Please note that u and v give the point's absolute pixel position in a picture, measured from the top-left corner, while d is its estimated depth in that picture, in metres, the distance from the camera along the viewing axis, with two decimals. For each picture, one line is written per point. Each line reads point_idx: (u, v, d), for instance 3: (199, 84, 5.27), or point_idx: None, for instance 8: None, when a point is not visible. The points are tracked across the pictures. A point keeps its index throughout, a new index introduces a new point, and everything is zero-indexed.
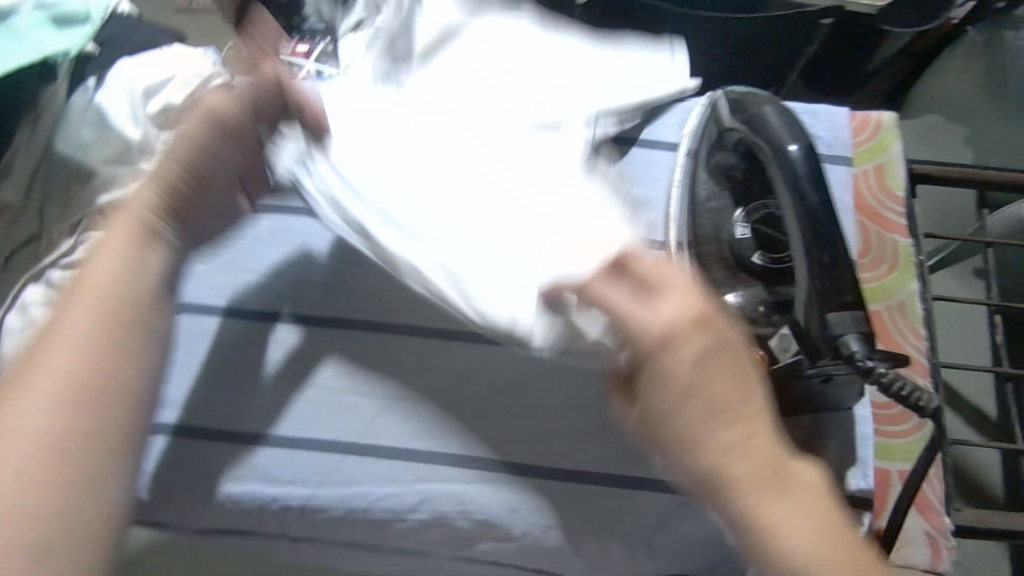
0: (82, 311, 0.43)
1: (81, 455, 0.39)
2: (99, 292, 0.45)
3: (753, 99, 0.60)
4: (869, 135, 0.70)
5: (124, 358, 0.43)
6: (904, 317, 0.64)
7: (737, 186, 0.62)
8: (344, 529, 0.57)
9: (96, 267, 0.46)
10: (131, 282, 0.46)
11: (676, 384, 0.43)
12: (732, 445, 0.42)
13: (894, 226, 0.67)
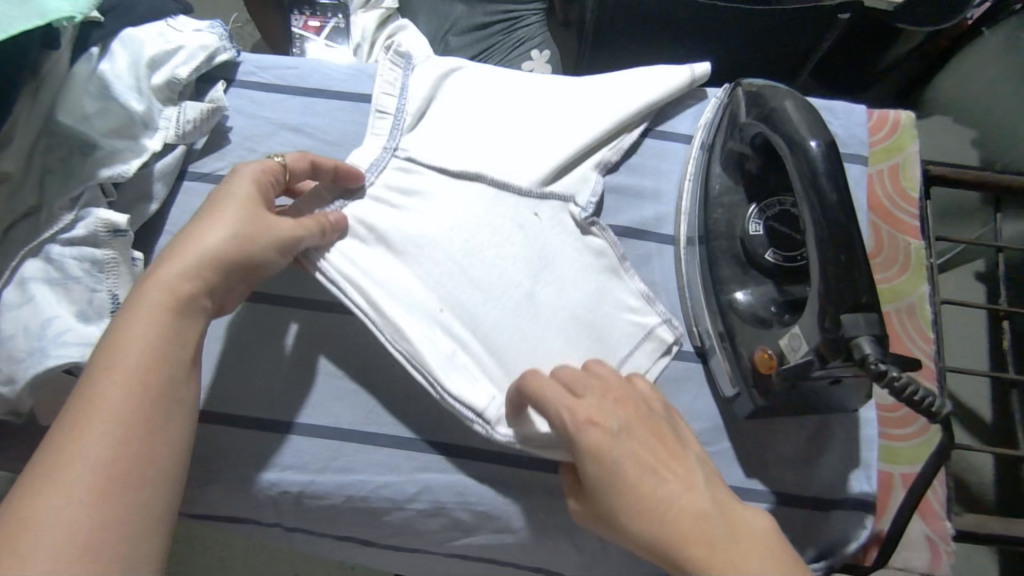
0: (115, 386, 0.42)
1: (111, 542, 0.38)
2: (134, 366, 0.42)
3: (771, 92, 0.58)
4: (886, 134, 0.69)
5: (152, 439, 0.42)
6: (913, 320, 0.64)
7: (753, 182, 0.61)
8: (344, 514, 0.57)
9: (127, 332, 0.43)
10: (167, 350, 0.44)
11: (603, 454, 0.45)
12: (671, 497, 0.44)
13: (908, 228, 0.66)
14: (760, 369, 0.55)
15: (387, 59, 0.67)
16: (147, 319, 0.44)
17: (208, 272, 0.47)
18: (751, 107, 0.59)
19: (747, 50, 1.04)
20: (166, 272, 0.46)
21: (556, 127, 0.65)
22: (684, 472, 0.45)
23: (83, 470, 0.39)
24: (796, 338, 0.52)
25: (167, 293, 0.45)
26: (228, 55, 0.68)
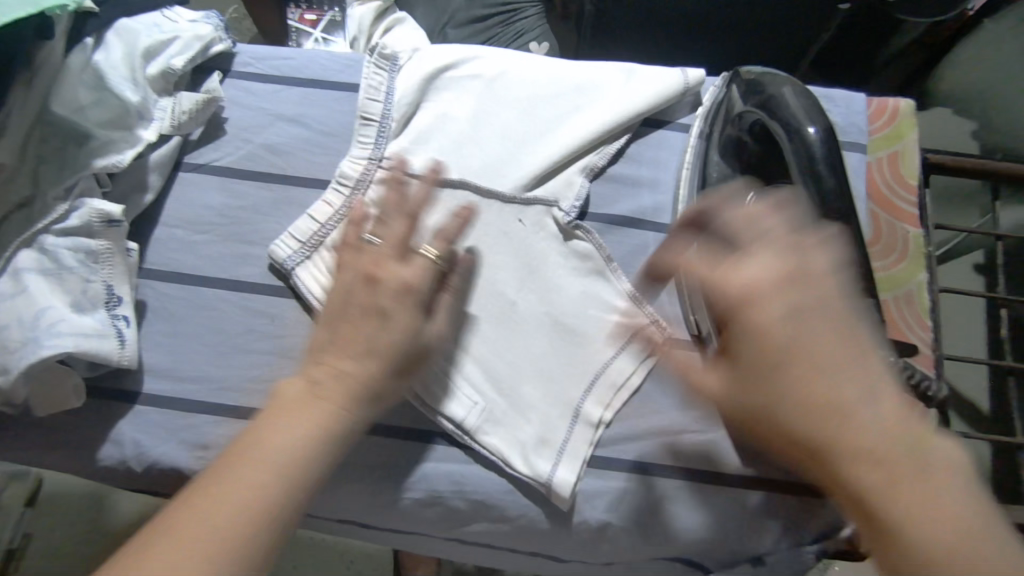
0: (250, 485, 0.43)
1: None
2: (272, 475, 0.44)
3: (774, 79, 0.57)
4: (885, 122, 0.68)
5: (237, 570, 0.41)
6: (911, 307, 0.63)
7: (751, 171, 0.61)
8: (340, 503, 0.57)
9: (280, 436, 0.45)
10: (296, 476, 0.44)
11: (762, 342, 0.41)
12: (876, 393, 0.39)
13: (907, 216, 0.65)
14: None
15: (372, 62, 0.67)
16: (282, 448, 0.45)
17: (358, 407, 0.48)
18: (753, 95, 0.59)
19: (747, 41, 1.04)
20: (333, 390, 0.47)
21: (541, 134, 0.66)
22: (859, 357, 0.41)
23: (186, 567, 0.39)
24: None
25: (311, 423, 0.46)
26: (225, 45, 0.67)
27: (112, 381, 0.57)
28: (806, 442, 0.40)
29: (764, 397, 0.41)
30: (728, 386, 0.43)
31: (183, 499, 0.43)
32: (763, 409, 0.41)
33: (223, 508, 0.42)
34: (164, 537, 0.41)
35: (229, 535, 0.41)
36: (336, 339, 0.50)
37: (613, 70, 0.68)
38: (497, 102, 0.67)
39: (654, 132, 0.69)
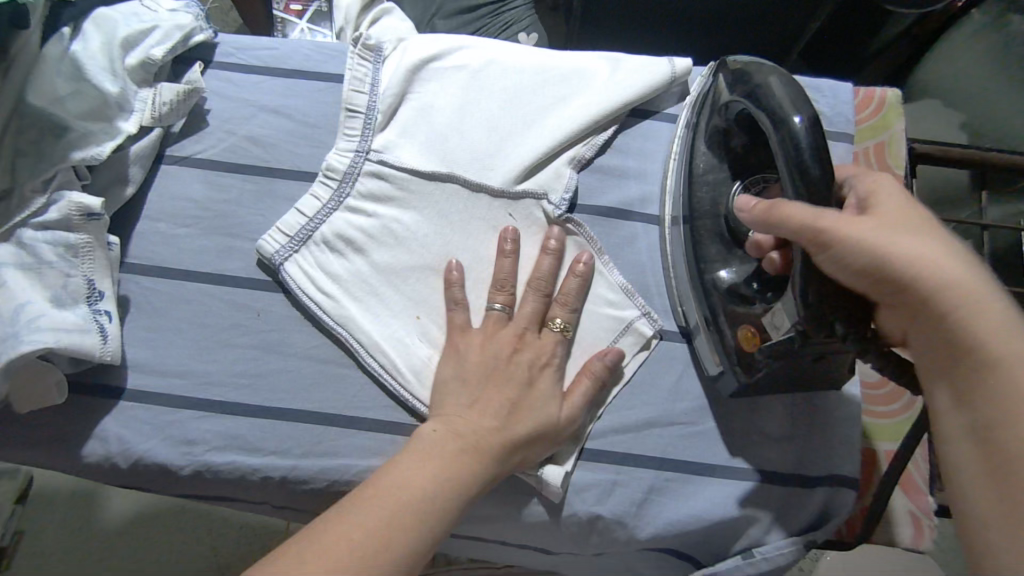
0: (383, 508, 0.47)
1: None
2: (400, 504, 0.47)
3: (755, 66, 0.57)
4: (871, 112, 0.69)
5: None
6: None
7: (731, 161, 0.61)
8: (328, 497, 0.57)
9: (416, 471, 0.49)
10: (416, 519, 0.47)
11: (905, 206, 0.47)
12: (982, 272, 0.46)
13: None
14: (743, 346, 0.55)
15: (356, 52, 0.66)
16: (418, 491, 0.48)
17: (481, 465, 0.51)
18: (735, 81, 0.58)
19: (736, 31, 1.03)
20: (462, 438, 0.52)
21: (530, 125, 0.65)
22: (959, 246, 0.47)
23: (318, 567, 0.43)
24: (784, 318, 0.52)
25: (443, 466, 0.50)
26: (205, 35, 0.66)
27: (96, 377, 0.56)
28: (952, 277, 0.43)
29: (915, 239, 0.45)
30: (877, 229, 0.45)
31: (328, 524, 0.45)
32: (906, 251, 0.44)
33: (357, 540, 0.45)
34: (303, 559, 0.43)
35: (362, 571, 0.44)
36: (473, 402, 0.54)
37: (600, 60, 0.68)
38: (484, 92, 0.66)
39: (642, 122, 0.69)
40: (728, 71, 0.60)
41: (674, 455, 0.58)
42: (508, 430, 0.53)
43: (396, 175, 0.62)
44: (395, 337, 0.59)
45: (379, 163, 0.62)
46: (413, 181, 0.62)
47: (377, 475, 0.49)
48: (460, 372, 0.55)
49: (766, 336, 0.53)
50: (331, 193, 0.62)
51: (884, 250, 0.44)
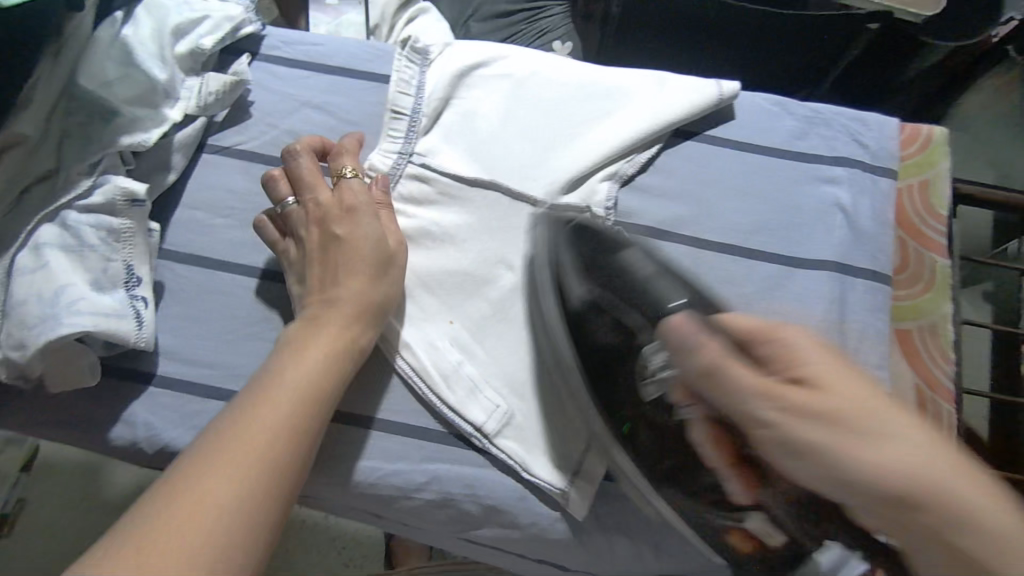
0: (276, 407, 0.47)
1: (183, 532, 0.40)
2: (292, 390, 0.49)
3: (614, 270, 0.54)
4: (917, 148, 0.68)
5: (262, 467, 0.44)
6: (933, 339, 0.63)
7: (574, 331, 0.54)
8: (349, 498, 0.57)
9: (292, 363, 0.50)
10: (308, 392, 0.49)
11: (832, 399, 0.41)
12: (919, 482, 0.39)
13: (933, 244, 0.65)
14: (733, 543, 0.51)
15: (404, 55, 0.67)
16: (306, 384, 0.49)
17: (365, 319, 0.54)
18: (591, 273, 0.54)
19: (772, 56, 1.03)
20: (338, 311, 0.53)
21: (573, 137, 0.65)
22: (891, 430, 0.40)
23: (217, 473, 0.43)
24: (770, 527, 0.48)
25: (324, 350, 0.51)
26: (254, 26, 0.66)
27: (127, 362, 0.56)
28: (956, 498, 0.39)
29: (885, 445, 0.40)
30: (828, 428, 0.40)
31: (208, 440, 0.45)
32: (894, 455, 0.39)
33: (249, 444, 0.45)
34: (199, 474, 0.43)
35: (266, 465, 0.45)
36: (335, 288, 0.54)
37: (646, 78, 0.68)
38: (528, 102, 0.66)
39: (689, 142, 0.67)
40: (577, 260, 0.55)
41: None
42: (377, 307, 0.55)
43: (437, 179, 0.63)
44: (427, 341, 0.59)
45: (421, 166, 0.63)
46: (455, 187, 0.62)
47: (252, 384, 0.49)
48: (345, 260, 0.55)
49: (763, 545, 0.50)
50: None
51: (848, 451, 0.40)
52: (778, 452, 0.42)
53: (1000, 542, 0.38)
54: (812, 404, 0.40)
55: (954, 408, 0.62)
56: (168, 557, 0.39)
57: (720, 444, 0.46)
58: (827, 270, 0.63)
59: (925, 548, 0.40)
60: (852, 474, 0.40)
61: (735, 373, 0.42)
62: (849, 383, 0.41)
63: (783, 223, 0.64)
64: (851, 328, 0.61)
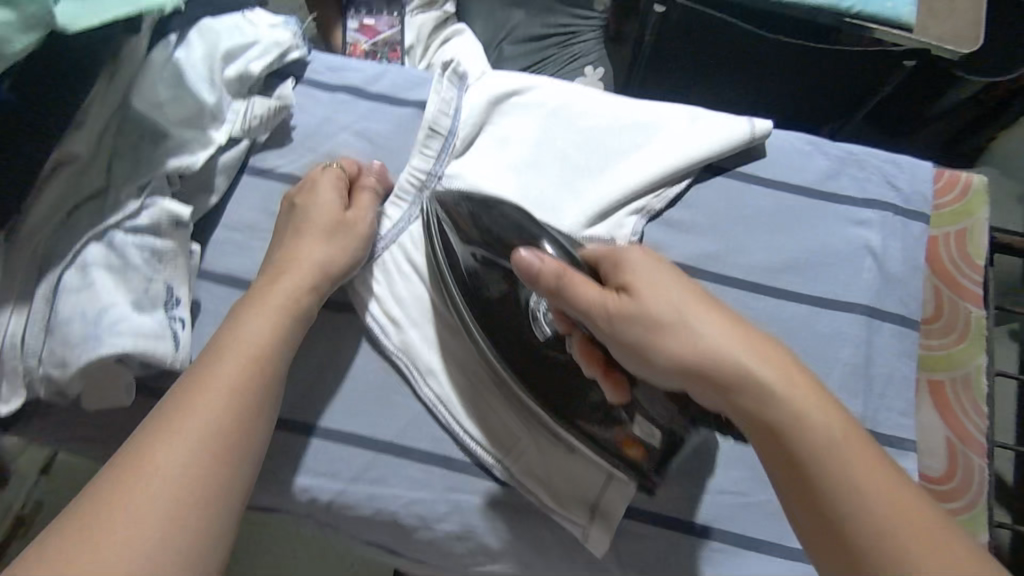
0: (230, 367, 0.48)
1: (140, 494, 0.41)
2: (242, 348, 0.50)
3: (497, 216, 0.56)
4: (954, 196, 0.67)
5: (215, 426, 0.45)
6: (967, 391, 0.62)
7: (466, 282, 0.58)
8: (369, 526, 0.57)
9: (248, 325, 0.51)
10: (257, 346, 0.50)
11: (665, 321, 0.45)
12: (781, 404, 0.42)
13: (969, 293, 0.65)
14: (628, 456, 0.54)
15: (444, 78, 0.68)
16: (252, 346, 0.50)
17: (317, 281, 0.56)
18: (467, 227, 0.57)
19: (804, 90, 1.03)
20: (293, 277, 0.55)
21: (603, 169, 0.65)
22: (753, 353, 0.44)
23: (175, 439, 0.44)
24: (648, 424, 0.52)
25: (275, 315, 0.52)
26: (300, 53, 0.68)
27: (161, 380, 0.58)
28: (766, 385, 0.43)
29: (682, 338, 0.45)
30: (643, 328, 0.45)
31: (157, 414, 0.46)
32: (703, 342, 0.44)
33: (195, 411, 0.45)
34: (148, 445, 0.44)
35: (216, 426, 0.45)
36: (297, 252, 0.57)
37: (681, 113, 0.67)
38: (562, 132, 0.67)
39: (722, 179, 0.67)
40: (453, 217, 0.58)
41: (720, 525, 0.57)
42: (331, 268, 0.57)
43: None
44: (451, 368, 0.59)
45: (448, 188, 0.63)
46: None
47: (210, 346, 0.50)
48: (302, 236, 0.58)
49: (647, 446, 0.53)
50: (401, 214, 0.63)
51: (656, 344, 0.45)
52: (621, 349, 0.47)
53: (807, 420, 0.42)
54: (633, 313, 0.46)
55: (987, 462, 0.61)
56: (119, 525, 0.40)
57: (592, 360, 0.51)
58: (855, 313, 0.62)
59: (755, 435, 0.44)
60: (667, 366, 0.45)
61: (578, 288, 0.48)
62: (689, 297, 0.46)
63: (812, 265, 0.64)
64: (878, 373, 0.61)
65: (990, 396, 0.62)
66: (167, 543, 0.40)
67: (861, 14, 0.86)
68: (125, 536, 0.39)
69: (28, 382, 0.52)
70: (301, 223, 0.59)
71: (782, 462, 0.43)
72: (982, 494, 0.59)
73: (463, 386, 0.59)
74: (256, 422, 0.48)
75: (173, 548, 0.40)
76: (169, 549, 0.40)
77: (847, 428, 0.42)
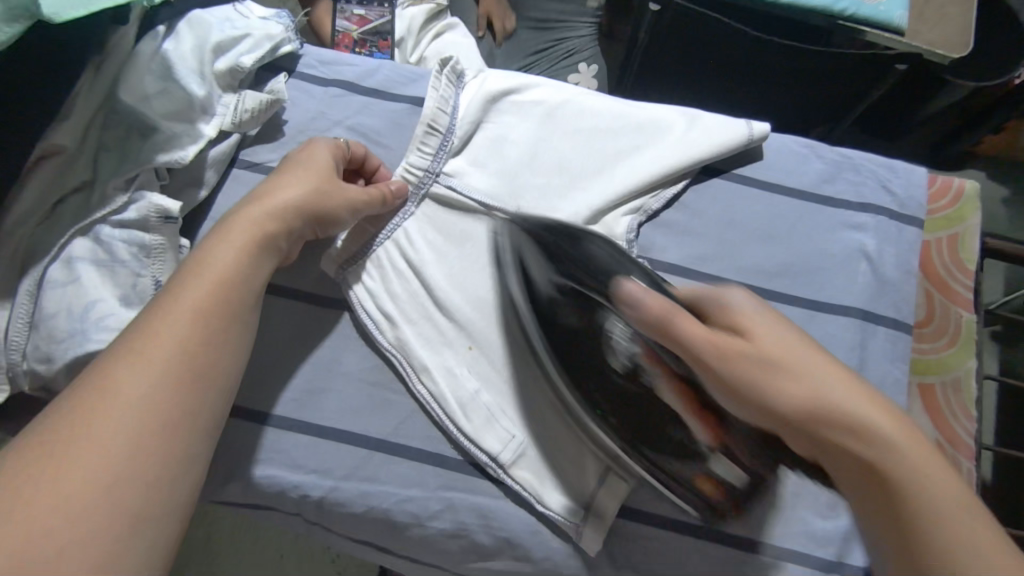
0: (192, 294, 0.45)
1: (105, 422, 0.39)
2: (206, 278, 0.46)
3: (585, 253, 0.53)
4: (947, 202, 0.68)
5: (182, 355, 0.43)
6: (957, 394, 0.63)
7: (543, 308, 0.56)
8: (359, 524, 0.56)
9: (214, 254, 0.48)
10: (222, 278, 0.47)
11: (769, 364, 0.44)
12: (864, 432, 0.43)
13: (961, 299, 0.65)
14: (703, 491, 0.54)
15: (443, 75, 0.66)
16: (219, 273, 0.47)
17: (290, 216, 0.52)
18: (553, 259, 0.55)
19: (796, 92, 1.03)
20: (259, 209, 0.51)
21: (599, 170, 0.65)
22: (840, 385, 0.44)
23: (138, 363, 0.41)
24: (731, 465, 0.52)
25: (244, 244, 0.49)
26: (293, 46, 0.66)
27: None
28: (857, 417, 0.43)
29: (803, 384, 0.44)
30: (756, 369, 0.44)
31: (120, 339, 0.43)
32: (815, 387, 0.44)
33: (158, 335, 0.43)
34: (109, 368, 0.41)
35: (180, 353, 0.43)
36: (274, 191, 0.52)
37: (677, 114, 0.67)
38: (560, 131, 0.66)
39: (718, 179, 0.67)
40: (533, 242, 0.56)
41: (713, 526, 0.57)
42: (307, 207, 0.52)
43: (462, 203, 0.62)
44: (446, 366, 0.58)
45: (447, 188, 0.62)
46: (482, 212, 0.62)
47: (178, 270, 0.47)
48: (280, 180, 0.53)
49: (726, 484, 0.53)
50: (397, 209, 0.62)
51: (766, 390, 0.44)
52: (715, 387, 0.46)
53: (891, 454, 0.43)
54: (744, 354, 0.45)
55: (974, 464, 0.62)
56: (83, 447, 0.38)
57: (684, 395, 0.51)
58: (850, 316, 0.62)
59: (841, 465, 0.44)
60: (778, 408, 0.44)
61: (684, 329, 0.45)
62: (776, 341, 0.45)
63: (806, 269, 0.64)
64: (870, 375, 0.61)
65: (978, 399, 0.63)
66: (135, 464, 0.39)
67: (855, 16, 0.86)
68: (87, 463, 0.38)
69: (9, 379, 0.50)
70: (285, 169, 0.54)
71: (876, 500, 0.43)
72: None
73: (462, 384, 0.58)
74: (226, 354, 0.46)
75: (141, 473, 0.39)
76: (137, 475, 0.39)
77: (926, 454, 0.43)
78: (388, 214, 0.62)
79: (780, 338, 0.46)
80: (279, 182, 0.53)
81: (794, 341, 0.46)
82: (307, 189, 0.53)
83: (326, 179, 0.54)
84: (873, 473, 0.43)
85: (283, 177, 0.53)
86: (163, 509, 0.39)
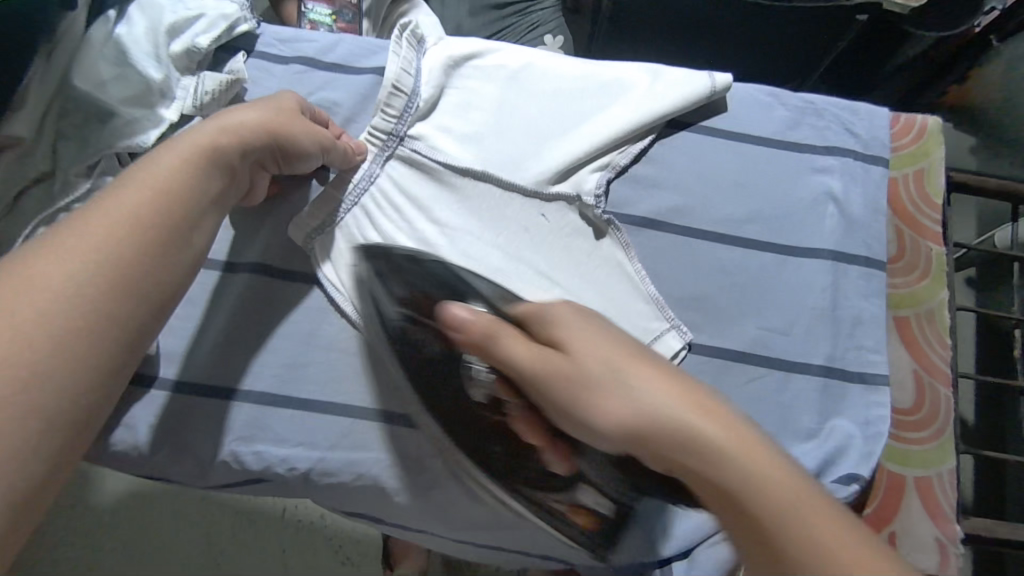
0: (135, 197, 0.44)
1: (24, 311, 0.37)
2: (151, 186, 0.45)
3: (421, 274, 0.53)
4: (910, 139, 0.69)
5: (121, 263, 0.42)
6: (931, 324, 0.65)
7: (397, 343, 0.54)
8: (350, 493, 0.57)
9: (160, 162, 0.46)
10: (168, 188, 0.45)
11: (567, 378, 0.42)
12: (746, 455, 0.38)
13: (930, 233, 0.67)
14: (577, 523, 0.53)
15: (403, 38, 0.65)
16: (162, 181, 0.45)
17: (245, 135, 0.50)
18: (391, 281, 0.54)
19: (761, 50, 1.03)
20: (213, 128, 0.49)
21: (565, 130, 0.64)
22: (709, 406, 0.40)
23: (68, 256, 0.40)
24: (598, 494, 0.52)
25: (193, 158, 0.47)
26: (250, 25, 0.64)
27: None
28: (677, 419, 0.39)
29: (620, 396, 0.40)
30: (577, 388, 0.41)
31: (50, 230, 0.42)
32: (640, 402, 0.40)
33: (93, 232, 0.41)
34: (35, 256, 0.39)
35: (117, 257, 0.42)
36: (227, 114, 0.51)
37: (641, 71, 0.67)
38: (522, 92, 0.66)
39: (686, 132, 0.67)
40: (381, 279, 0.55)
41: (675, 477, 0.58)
42: (260, 131, 0.51)
43: (427, 165, 0.62)
44: None
45: (412, 151, 0.62)
46: (447, 175, 0.62)
47: (124, 173, 0.46)
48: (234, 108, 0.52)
49: (600, 515, 0.53)
50: (362, 172, 0.61)
51: (585, 404, 0.41)
52: (558, 416, 0.43)
53: (754, 480, 0.37)
54: (566, 372, 0.42)
55: (952, 391, 0.63)
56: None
57: (534, 430, 0.49)
58: (821, 258, 0.63)
59: (705, 492, 0.39)
60: (600, 427, 0.41)
61: (507, 343, 0.43)
62: (609, 346, 0.42)
63: (775, 214, 0.64)
64: (844, 314, 0.62)
65: (953, 327, 0.65)
66: (49, 359, 0.37)
67: None
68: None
69: None
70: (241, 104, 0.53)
71: (722, 507, 0.38)
72: (949, 424, 0.62)
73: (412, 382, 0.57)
74: (163, 266, 0.44)
75: (60, 371, 0.37)
76: (54, 372, 0.37)
77: (798, 485, 0.37)
78: (348, 175, 0.61)
79: (542, 351, 0.43)
80: (231, 109, 0.52)
81: (660, 366, 0.42)
82: (258, 119, 0.51)
83: (280, 111, 0.53)
84: (717, 486, 0.38)
85: (235, 106, 0.52)
86: (76, 422, 0.38)
